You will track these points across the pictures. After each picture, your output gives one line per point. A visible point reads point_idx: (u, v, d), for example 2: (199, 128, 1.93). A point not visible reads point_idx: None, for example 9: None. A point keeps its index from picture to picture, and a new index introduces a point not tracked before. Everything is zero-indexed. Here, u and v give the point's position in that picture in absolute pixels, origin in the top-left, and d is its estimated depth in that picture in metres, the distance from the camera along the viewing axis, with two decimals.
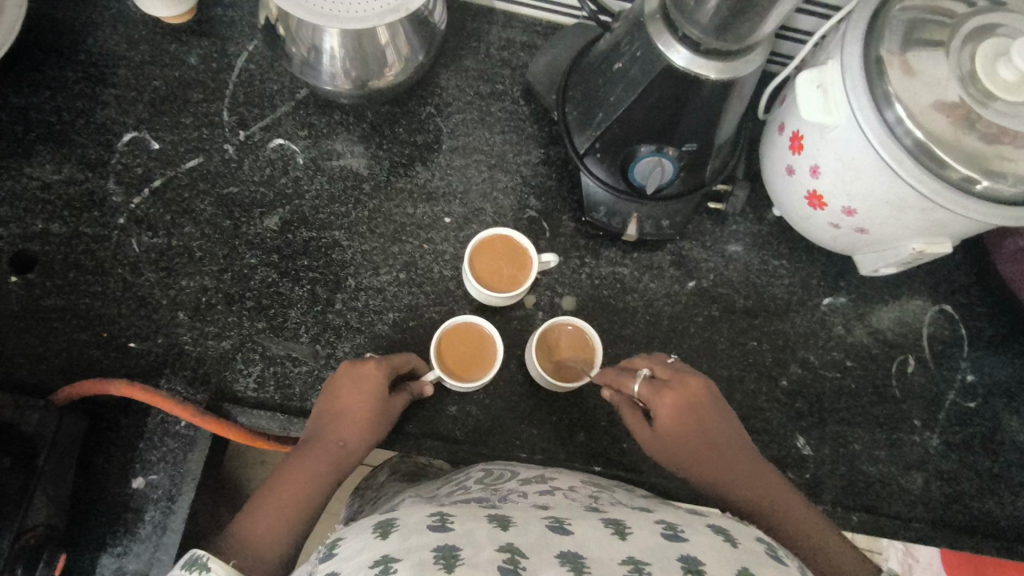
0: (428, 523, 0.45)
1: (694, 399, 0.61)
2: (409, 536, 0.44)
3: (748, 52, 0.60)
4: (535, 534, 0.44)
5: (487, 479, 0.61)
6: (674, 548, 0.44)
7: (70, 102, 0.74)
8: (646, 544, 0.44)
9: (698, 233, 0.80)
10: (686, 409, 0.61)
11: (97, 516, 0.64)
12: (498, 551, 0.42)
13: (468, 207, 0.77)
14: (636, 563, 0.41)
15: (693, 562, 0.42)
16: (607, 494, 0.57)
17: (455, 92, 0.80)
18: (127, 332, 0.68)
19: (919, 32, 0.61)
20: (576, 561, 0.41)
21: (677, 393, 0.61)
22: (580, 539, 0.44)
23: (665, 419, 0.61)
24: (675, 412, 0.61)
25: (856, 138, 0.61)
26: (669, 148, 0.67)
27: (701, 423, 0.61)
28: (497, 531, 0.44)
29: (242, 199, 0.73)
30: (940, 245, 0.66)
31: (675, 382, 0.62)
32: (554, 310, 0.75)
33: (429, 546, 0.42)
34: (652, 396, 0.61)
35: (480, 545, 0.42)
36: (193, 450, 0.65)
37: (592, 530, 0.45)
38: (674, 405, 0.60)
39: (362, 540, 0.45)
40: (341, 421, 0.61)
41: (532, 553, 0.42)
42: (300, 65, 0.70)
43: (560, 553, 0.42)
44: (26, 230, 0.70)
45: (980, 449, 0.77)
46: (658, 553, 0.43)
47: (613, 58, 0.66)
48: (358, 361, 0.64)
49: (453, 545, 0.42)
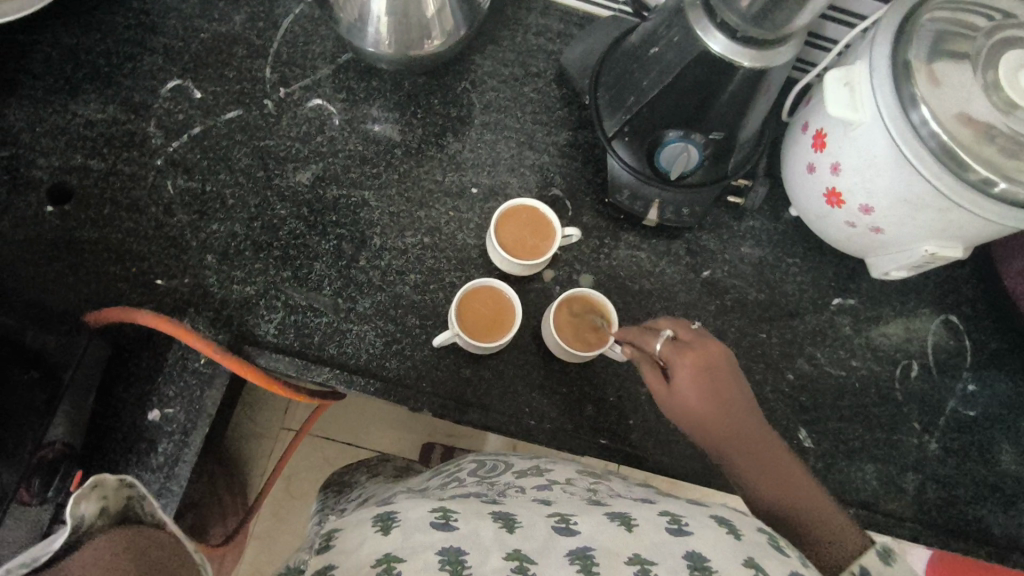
0: (431, 520, 0.46)
1: (714, 362, 0.60)
2: (412, 535, 0.44)
3: (782, 42, 0.62)
4: (541, 537, 0.45)
5: (479, 471, 0.63)
6: (681, 544, 0.44)
7: (118, 46, 0.76)
8: (652, 539, 0.44)
9: (716, 225, 0.82)
10: (706, 373, 0.59)
11: (111, 444, 0.65)
12: (505, 559, 0.42)
13: (495, 179, 0.79)
14: (642, 564, 0.42)
15: (698, 559, 0.42)
16: (605, 485, 0.57)
17: (491, 71, 0.82)
18: (155, 270, 0.70)
19: (948, 42, 0.63)
20: (585, 558, 0.42)
21: (697, 354, 0.60)
22: (586, 535, 0.45)
23: (682, 379, 0.59)
24: (693, 374, 0.59)
25: (880, 136, 0.63)
26: (698, 135, 0.69)
27: (719, 389, 0.59)
28: (503, 534, 0.44)
29: (278, 152, 0.75)
30: (952, 250, 0.68)
31: (696, 345, 0.61)
32: (571, 285, 0.77)
33: (433, 547, 0.43)
34: (672, 355, 0.61)
35: (486, 550, 0.43)
36: (210, 388, 0.66)
37: (597, 525, 0.46)
38: (693, 366, 0.59)
39: (364, 534, 0.46)
40: None
41: (540, 558, 0.42)
42: (346, 29, 0.73)
43: (567, 553, 0.43)
44: (66, 163, 0.72)
45: (977, 457, 0.78)
46: (664, 550, 0.43)
47: (650, 43, 0.69)
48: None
49: (460, 548, 0.43)
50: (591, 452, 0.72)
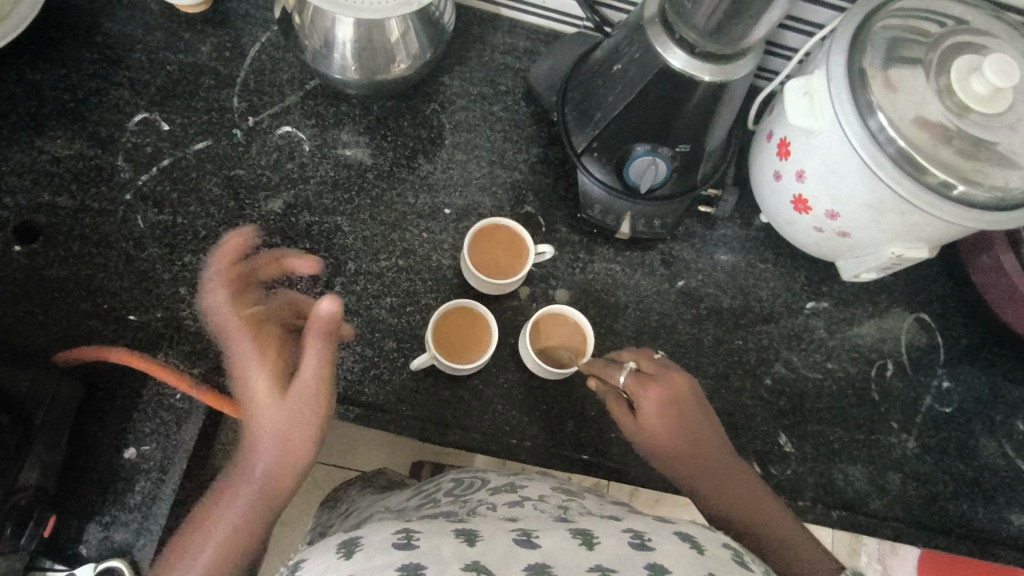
0: (393, 541, 0.46)
1: (678, 392, 0.61)
2: (374, 556, 0.44)
3: (739, 57, 0.63)
4: (502, 550, 0.44)
5: (457, 489, 0.63)
6: (641, 557, 0.44)
7: (83, 81, 0.75)
8: (614, 552, 0.45)
9: (688, 235, 0.83)
10: (669, 404, 0.61)
11: (87, 485, 0.64)
12: (463, 569, 0.42)
13: (467, 199, 0.79)
14: (603, 570, 0.42)
15: (658, 569, 0.43)
16: (578, 504, 0.57)
17: (459, 91, 0.83)
18: (127, 305, 0.69)
19: (901, 49, 0.64)
20: (543, 569, 0.42)
21: (661, 385, 0.61)
22: (547, 549, 0.45)
23: (648, 412, 0.61)
24: (659, 406, 0.60)
25: (840, 143, 0.64)
26: (665, 149, 0.70)
27: (683, 420, 0.61)
28: (463, 548, 0.44)
29: (248, 180, 0.75)
30: (916, 250, 0.70)
31: (660, 376, 0.62)
32: (547, 301, 0.77)
33: (392, 565, 0.42)
34: (636, 388, 0.62)
35: (444, 562, 0.42)
36: (188, 422, 0.66)
37: (558, 540, 0.46)
38: (657, 398, 0.60)
39: (326, 561, 0.45)
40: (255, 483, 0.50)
41: (498, 569, 0.42)
42: (312, 56, 0.73)
43: (525, 567, 0.43)
44: (34, 201, 0.71)
45: (954, 453, 0.79)
46: (626, 560, 0.44)
47: (613, 60, 0.70)
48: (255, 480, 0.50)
49: (419, 564, 0.42)
50: (574, 468, 0.72)
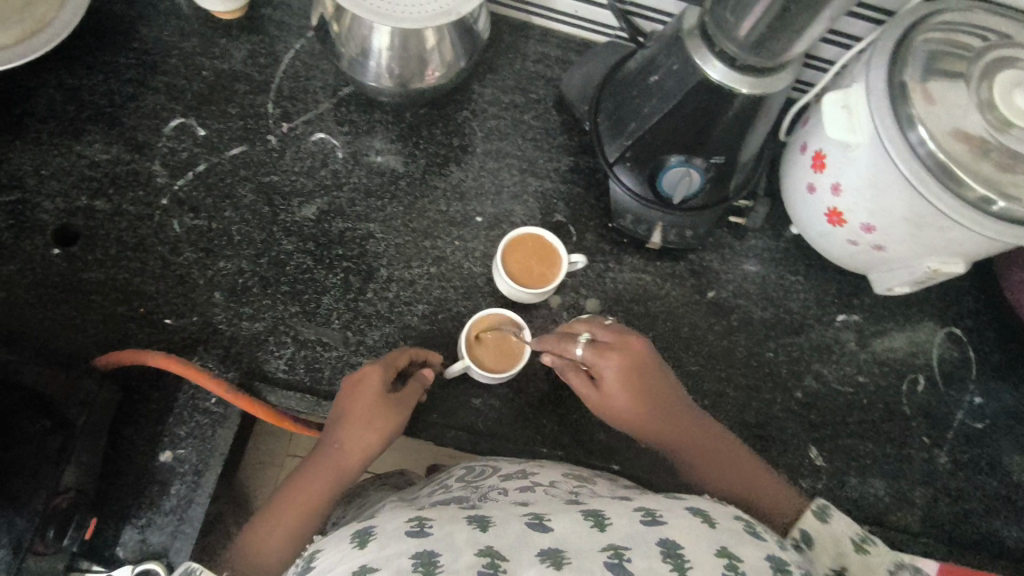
0: (407, 529, 0.46)
1: (637, 359, 0.61)
2: (387, 545, 0.44)
3: (780, 69, 0.63)
4: (514, 534, 0.44)
5: (468, 476, 0.62)
6: (653, 533, 0.44)
7: (120, 86, 0.76)
8: (624, 531, 0.44)
9: (718, 245, 0.82)
10: (629, 371, 0.61)
11: (124, 487, 0.65)
12: (476, 556, 0.41)
13: (499, 208, 0.79)
14: (616, 549, 0.42)
15: (671, 546, 0.42)
16: (588, 488, 0.58)
17: (490, 100, 0.83)
18: (163, 309, 0.70)
19: (943, 62, 0.64)
20: (556, 556, 0.41)
21: (620, 354, 0.61)
22: (559, 533, 0.44)
23: (609, 381, 0.61)
24: (619, 374, 0.61)
25: (879, 157, 0.64)
26: (698, 159, 0.70)
27: (644, 383, 0.61)
28: (475, 533, 0.44)
29: (283, 187, 0.75)
30: (953, 265, 0.69)
31: (617, 344, 0.62)
32: (578, 311, 0.77)
33: (407, 552, 0.42)
34: (597, 359, 0.61)
35: (458, 550, 0.42)
36: (223, 427, 0.66)
37: (570, 525, 0.45)
38: (618, 366, 0.60)
39: (341, 552, 0.45)
40: (326, 469, 0.59)
41: (511, 554, 0.42)
42: (348, 63, 0.73)
43: (538, 552, 0.42)
44: (72, 205, 0.72)
45: (986, 469, 0.78)
46: (638, 538, 0.43)
47: (649, 70, 0.70)
48: (319, 468, 0.59)
49: (433, 550, 0.42)
50: None
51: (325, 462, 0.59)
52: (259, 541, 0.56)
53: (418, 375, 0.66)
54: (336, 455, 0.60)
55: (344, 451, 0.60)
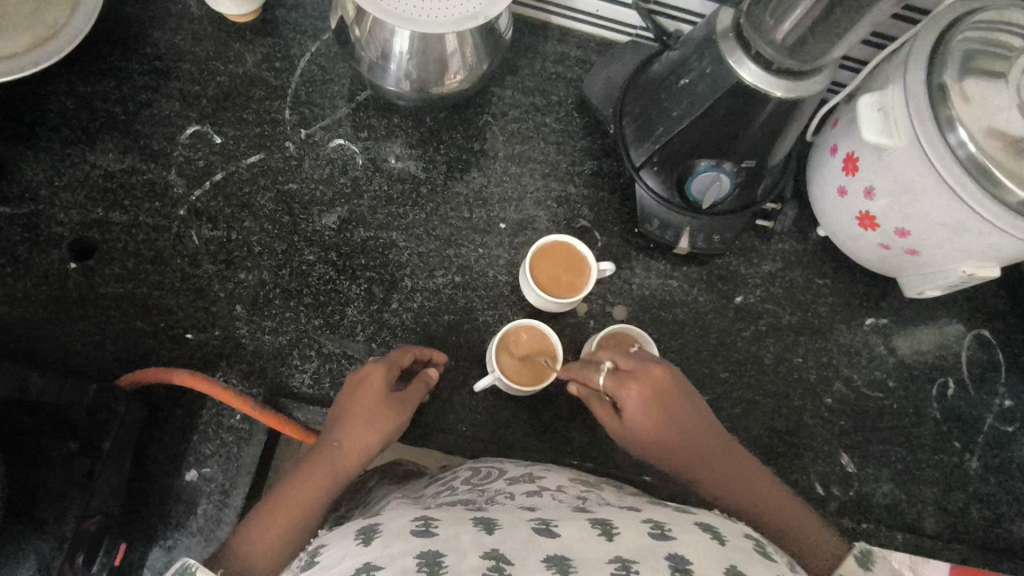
0: (412, 528, 0.43)
1: (661, 389, 0.58)
2: (391, 543, 0.41)
3: (815, 74, 0.61)
4: (521, 539, 0.41)
5: (474, 480, 0.59)
6: (663, 547, 0.41)
7: (134, 93, 0.74)
8: (633, 543, 0.41)
9: (745, 249, 0.81)
10: (653, 400, 0.57)
11: (149, 507, 0.64)
12: (483, 558, 0.39)
13: (522, 214, 0.77)
14: (625, 562, 0.39)
15: (681, 561, 0.39)
16: (596, 494, 0.55)
17: (511, 102, 0.81)
18: (184, 323, 0.69)
19: (981, 63, 0.62)
20: (562, 563, 0.39)
21: (642, 382, 0.58)
22: (566, 540, 0.42)
23: (631, 411, 0.57)
24: (642, 404, 0.57)
25: (917, 162, 0.63)
26: (728, 164, 0.67)
27: (670, 412, 0.57)
28: (482, 536, 0.41)
29: (302, 195, 0.73)
30: (989, 269, 0.67)
31: (639, 372, 0.59)
32: (605, 318, 0.76)
33: (412, 551, 0.40)
34: (617, 389, 0.58)
35: (463, 551, 0.40)
36: (249, 445, 0.65)
37: (577, 532, 0.42)
38: (640, 397, 0.57)
39: (344, 548, 0.42)
40: (322, 464, 0.56)
41: (517, 558, 0.39)
42: (368, 68, 0.71)
43: (544, 557, 0.40)
44: (87, 217, 0.70)
45: (1019, 473, 0.78)
46: (646, 552, 0.40)
47: (680, 73, 0.67)
48: (316, 464, 0.56)
49: (439, 551, 0.40)
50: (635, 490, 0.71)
51: (320, 460, 0.57)
52: (251, 540, 0.52)
53: (421, 376, 0.65)
54: (334, 450, 0.57)
55: (344, 448, 0.57)
